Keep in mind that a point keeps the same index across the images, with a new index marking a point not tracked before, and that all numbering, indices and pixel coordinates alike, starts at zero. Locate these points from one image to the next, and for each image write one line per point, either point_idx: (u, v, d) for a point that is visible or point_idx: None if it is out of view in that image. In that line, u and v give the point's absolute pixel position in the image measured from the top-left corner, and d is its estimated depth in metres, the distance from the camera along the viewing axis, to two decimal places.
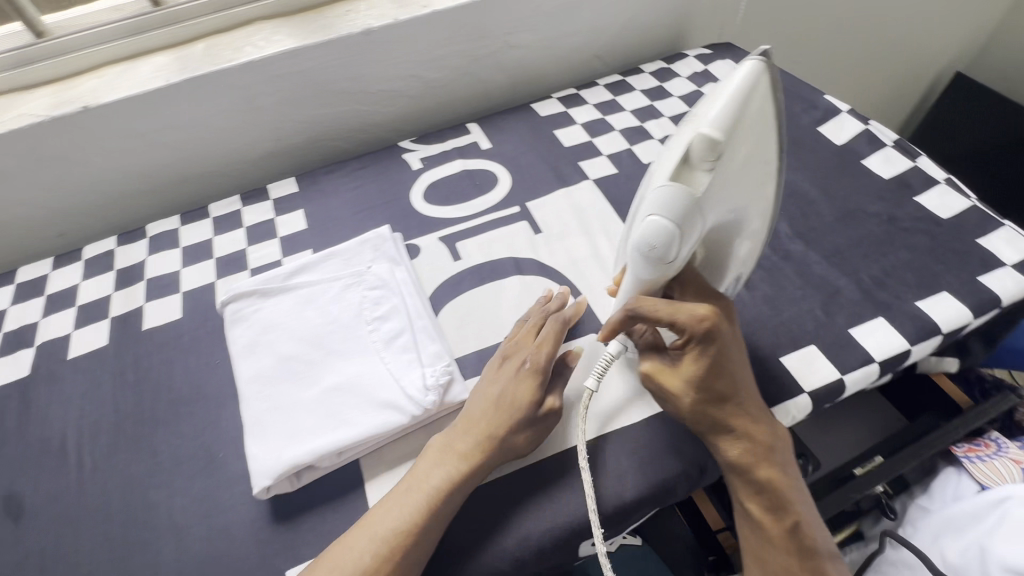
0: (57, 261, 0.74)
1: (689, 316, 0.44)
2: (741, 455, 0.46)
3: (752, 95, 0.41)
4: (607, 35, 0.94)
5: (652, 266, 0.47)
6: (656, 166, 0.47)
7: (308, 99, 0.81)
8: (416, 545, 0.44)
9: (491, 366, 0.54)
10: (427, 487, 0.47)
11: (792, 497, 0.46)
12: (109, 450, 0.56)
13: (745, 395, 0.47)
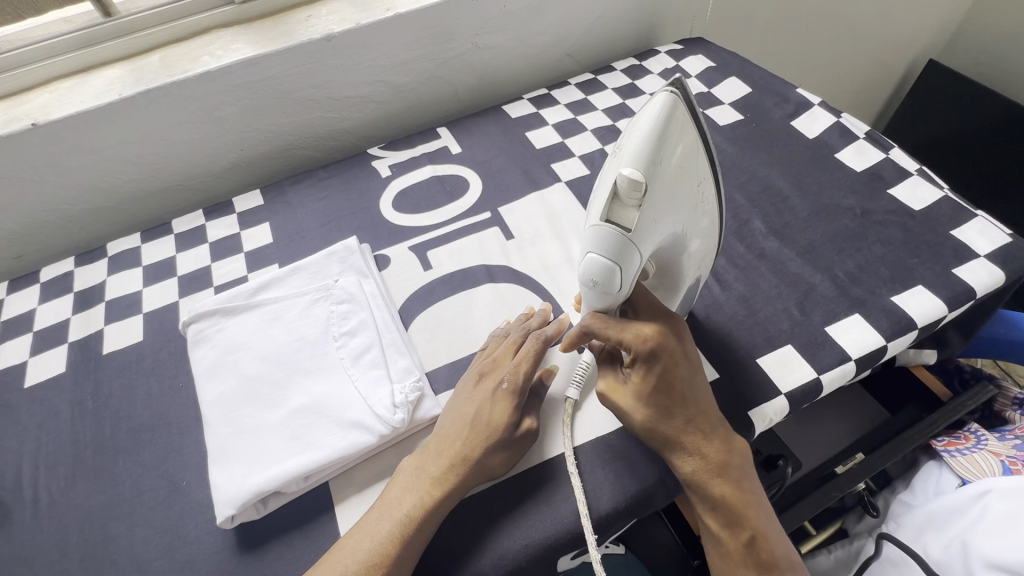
0: (13, 285, 0.72)
1: (634, 335, 0.45)
2: (693, 472, 0.45)
3: (672, 124, 0.39)
4: (577, 32, 0.92)
5: (600, 298, 0.44)
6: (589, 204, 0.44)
7: (271, 108, 0.79)
8: None
9: (465, 383, 0.53)
10: (399, 514, 0.45)
11: (750, 513, 0.45)
12: (67, 483, 0.54)
13: (695, 410, 0.46)
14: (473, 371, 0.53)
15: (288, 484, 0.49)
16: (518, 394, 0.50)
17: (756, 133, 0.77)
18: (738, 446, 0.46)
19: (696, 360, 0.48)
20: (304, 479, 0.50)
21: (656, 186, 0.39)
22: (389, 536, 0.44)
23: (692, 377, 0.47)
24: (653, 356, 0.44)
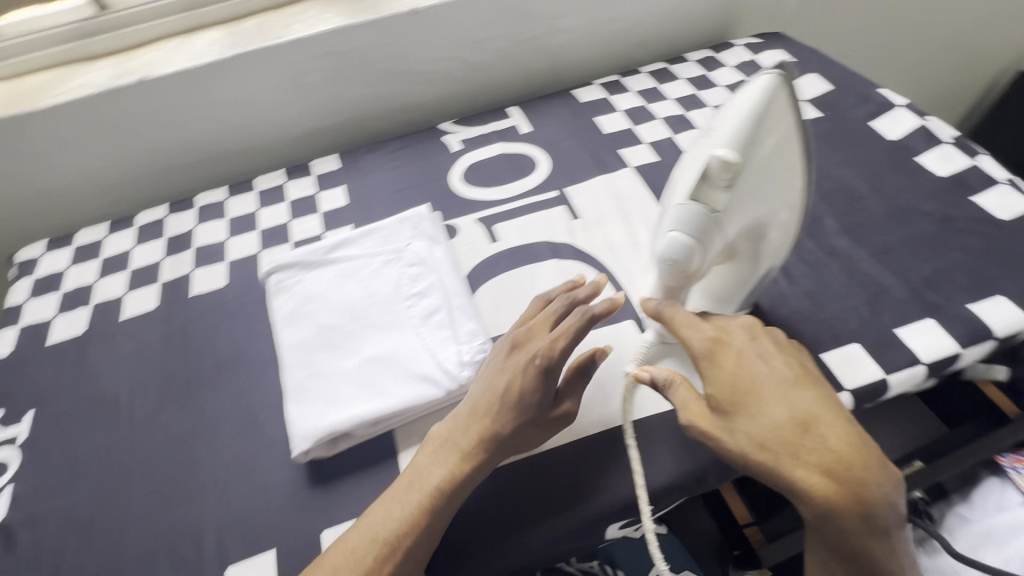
0: (112, 227, 0.78)
1: (699, 335, 0.45)
2: (821, 504, 0.38)
3: (769, 113, 0.39)
4: (654, 20, 0.92)
5: (674, 278, 0.45)
6: (673, 183, 0.44)
7: (353, 78, 0.82)
8: (417, 545, 0.44)
9: (498, 353, 0.51)
10: (428, 486, 0.46)
11: (881, 550, 0.39)
12: (157, 408, 0.58)
13: (810, 431, 0.40)
14: (507, 342, 0.52)
15: (358, 426, 0.52)
16: (552, 372, 0.48)
17: (833, 132, 0.76)
18: (880, 475, 0.39)
19: (786, 366, 0.43)
20: (372, 425, 0.53)
21: (747, 171, 0.39)
22: (415, 513, 0.45)
23: (792, 389, 0.42)
24: (713, 364, 0.43)
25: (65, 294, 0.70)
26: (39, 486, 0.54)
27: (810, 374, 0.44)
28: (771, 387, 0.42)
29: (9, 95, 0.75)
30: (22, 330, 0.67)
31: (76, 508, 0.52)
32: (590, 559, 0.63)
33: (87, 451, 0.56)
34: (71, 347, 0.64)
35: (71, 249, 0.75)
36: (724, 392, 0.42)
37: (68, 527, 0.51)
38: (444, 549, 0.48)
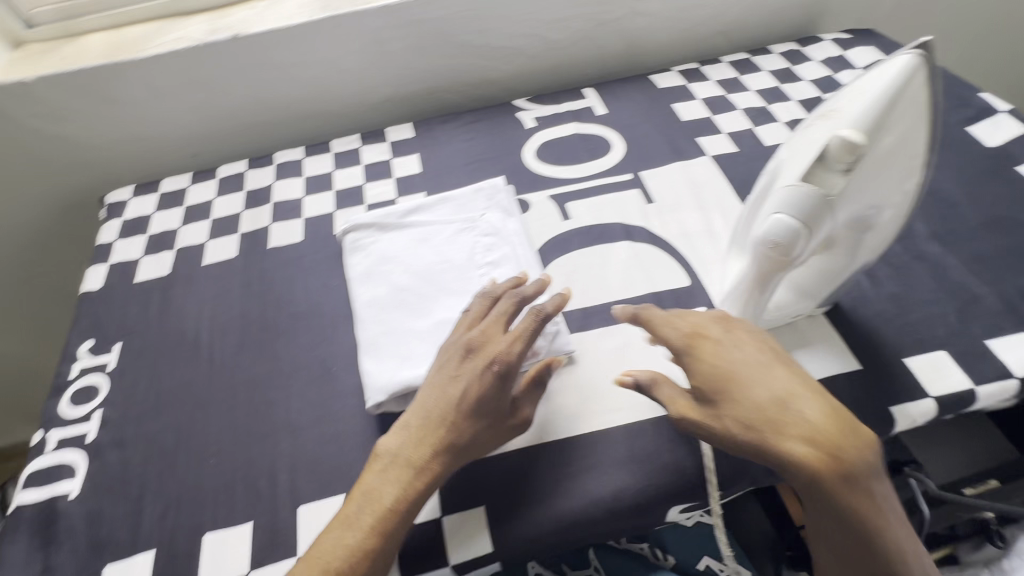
0: (195, 177, 0.81)
1: (677, 331, 0.47)
2: (811, 474, 0.39)
3: (901, 97, 0.38)
4: (738, 9, 0.90)
5: (772, 264, 0.44)
6: (780, 164, 0.43)
7: (433, 48, 0.83)
8: (378, 563, 0.43)
9: (448, 357, 0.49)
10: (383, 505, 0.44)
11: (877, 513, 0.40)
12: (236, 350, 0.61)
13: (787, 407, 0.41)
14: (458, 345, 0.49)
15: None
16: (507, 378, 0.47)
17: None
18: (863, 441, 0.40)
19: (760, 349, 0.45)
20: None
21: (868, 156, 0.38)
22: (382, 518, 0.44)
23: (768, 369, 0.43)
24: (690, 355, 0.45)
25: (151, 237, 0.73)
26: (126, 412, 0.57)
27: (781, 350, 0.45)
28: (749, 370, 0.43)
29: (110, 44, 0.78)
30: (112, 267, 0.70)
31: (159, 435, 0.55)
32: (640, 541, 0.63)
33: (171, 384, 0.58)
34: (157, 286, 0.68)
35: (157, 196, 0.79)
36: (707, 382, 0.43)
37: (153, 452, 0.54)
38: (508, 509, 0.48)
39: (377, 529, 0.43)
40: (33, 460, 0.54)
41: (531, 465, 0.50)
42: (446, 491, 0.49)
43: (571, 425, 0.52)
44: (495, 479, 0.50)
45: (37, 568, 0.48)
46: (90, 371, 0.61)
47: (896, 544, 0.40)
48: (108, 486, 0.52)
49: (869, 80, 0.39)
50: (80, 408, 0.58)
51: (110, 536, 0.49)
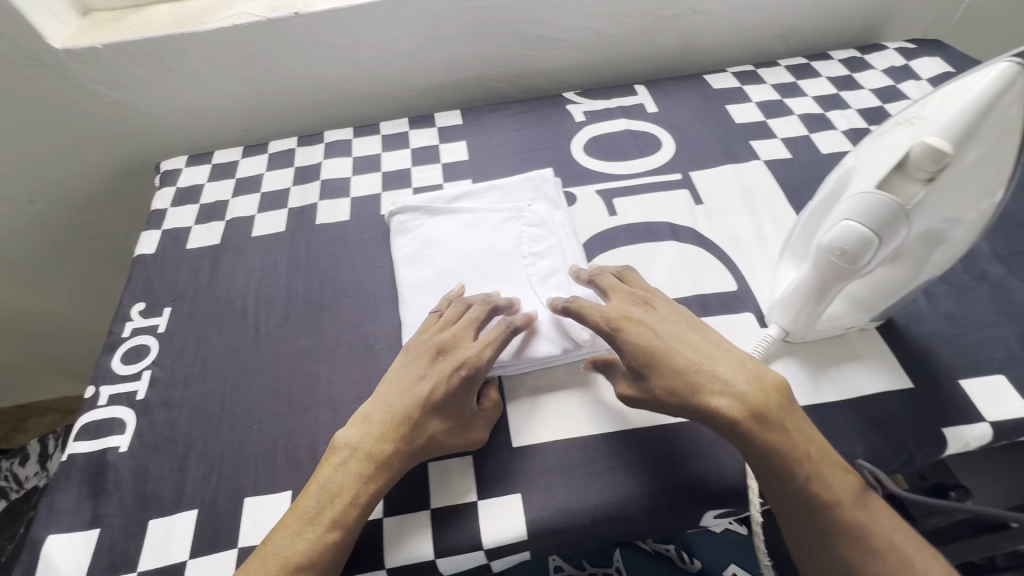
0: (247, 151, 0.82)
1: (599, 314, 0.50)
2: (734, 419, 0.44)
3: (995, 106, 0.37)
4: (800, 13, 0.87)
5: (834, 272, 0.43)
6: (854, 171, 0.43)
7: (487, 36, 0.82)
8: (333, 555, 0.43)
9: (417, 357, 0.51)
10: (342, 496, 0.45)
11: (799, 450, 0.44)
12: (280, 322, 0.62)
13: (699, 367, 0.46)
14: (429, 345, 0.51)
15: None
16: (469, 383, 0.49)
17: None
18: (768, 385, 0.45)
19: (669, 321, 0.50)
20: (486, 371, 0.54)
21: (952, 166, 0.37)
22: (338, 511, 0.44)
23: (682, 338, 0.48)
24: (617, 334, 0.49)
25: (203, 207, 0.75)
26: (174, 374, 0.58)
27: (693, 320, 0.51)
28: (667, 340, 0.48)
29: (173, 16, 0.79)
30: (165, 234, 0.72)
31: (205, 399, 0.56)
32: (666, 542, 0.62)
33: (217, 350, 0.60)
34: (207, 254, 0.69)
35: (209, 167, 0.81)
36: (636, 359, 0.47)
37: (198, 415, 0.55)
38: (544, 499, 0.48)
39: (333, 522, 0.44)
40: (85, 412, 0.56)
41: (572, 457, 0.50)
42: (482, 476, 0.49)
43: (610, 421, 0.52)
44: (533, 469, 0.50)
45: (86, 517, 0.50)
46: (142, 332, 0.63)
47: (825, 479, 0.43)
48: (156, 443, 0.53)
49: (961, 89, 0.38)
50: (130, 366, 0.60)
51: (155, 492, 0.51)
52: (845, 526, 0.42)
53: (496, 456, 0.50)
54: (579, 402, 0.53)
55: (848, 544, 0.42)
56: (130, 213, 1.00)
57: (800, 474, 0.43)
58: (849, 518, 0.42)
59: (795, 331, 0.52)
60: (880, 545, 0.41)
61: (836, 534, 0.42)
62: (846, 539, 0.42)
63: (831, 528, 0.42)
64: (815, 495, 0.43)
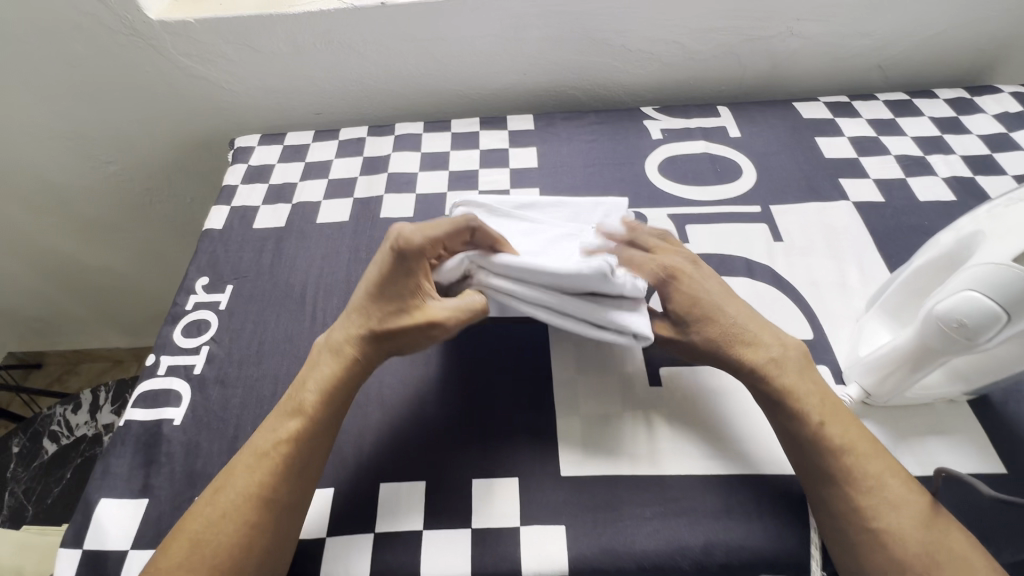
0: (318, 135, 0.83)
1: (654, 269, 0.52)
2: (757, 366, 0.48)
3: None
4: (907, 45, 0.81)
5: (943, 343, 0.39)
6: (991, 238, 0.39)
7: (570, 42, 0.80)
8: (306, 450, 0.46)
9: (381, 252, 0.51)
10: (308, 398, 0.47)
11: (810, 398, 0.46)
12: (337, 312, 0.61)
13: (733, 322, 0.50)
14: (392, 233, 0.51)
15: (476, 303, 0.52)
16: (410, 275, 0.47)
17: None
18: (789, 344, 0.49)
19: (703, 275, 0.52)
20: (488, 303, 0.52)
21: None
22: (318, 403, 0.47)
23: (728, 295, 0.52)
24: (668, 284, 0.51)
25: (271, 187, 0.76)
26: (231, 352, 0.59)
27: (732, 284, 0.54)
28: (711, 293, 0.51)
29: None
30: (233, 210, 0.73)
31: (259, 383, 0.56)
32: None
33: (274, 334, 0.60)
34: (272, 235, 0.70)
35: (280, 147, 0.82)
36: (681, 309, 0.50)
37: (250, 398, 0.55)
38: (589, 536, 0.46)
39: (310, 414, 0.47)
40: (144, 380, 0.58)
41: (623, 493, 0.48)
42: (527, 501, 0.48)
43: (663, 462, 0.49)
44: (579, 502, 0.48)
45: (136, 486, 0.51)
46: (203, 306, 0.64)
47: (838, 429, 0.45)
48: (208, 421, 0.54)
49: None
50: (191, 340, 0.61)
51: (204, 470, 0.51)
52: (853, 473, 0.43)
53: (543, 483, 0.49)
54: (633, 439, 0.51)
55: (862, 494, 0.42)
56: (197, 182, 1.03)
57: (812, 420, 0.45)
58: (855, 463, 0.43)
59: (880, 395, 0.48)
60: (892, 498, 0.42)
61: (847, 483, 0.43)
62: (858, 487, 0.43)
63: (843, 477, 0.43)
64: (825, 443, 0.44)
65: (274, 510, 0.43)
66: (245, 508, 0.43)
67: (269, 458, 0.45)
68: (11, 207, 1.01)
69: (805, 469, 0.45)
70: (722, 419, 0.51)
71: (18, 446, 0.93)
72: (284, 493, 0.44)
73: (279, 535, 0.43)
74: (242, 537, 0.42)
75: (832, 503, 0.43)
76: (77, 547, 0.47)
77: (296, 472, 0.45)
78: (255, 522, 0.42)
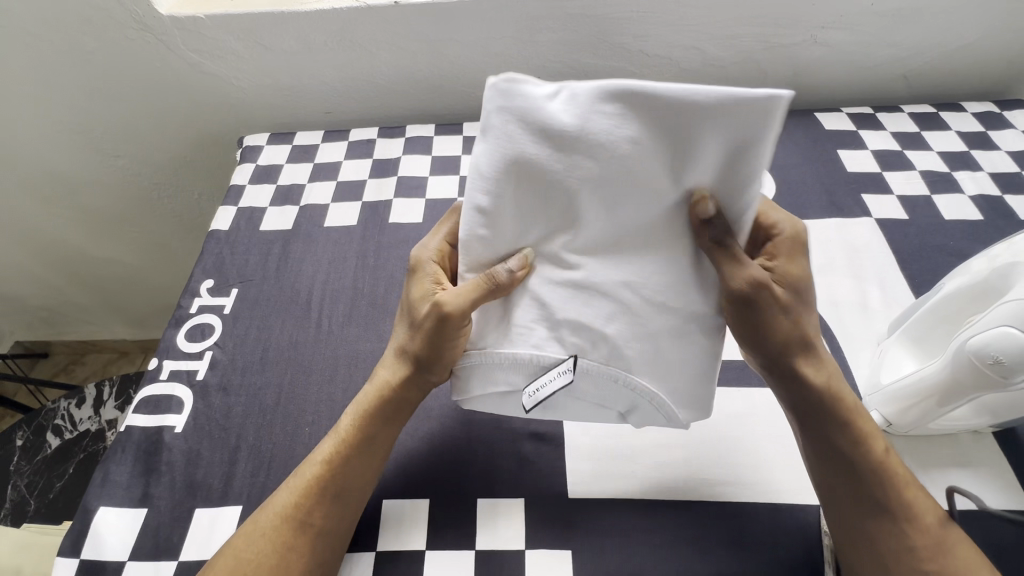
0: (327, 136, 0.81)
1: (786, 220, 0.43)
2: (828, 389, 0.43)
3: None
4: (934, 55, 0.79)
5: (974, 377, 0.40)
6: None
7: (586, 45, 0.78)
8: (333, 480, 0.45)
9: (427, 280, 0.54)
10: (344, 424, 0.48)
11: (873, 427, 0.44)
12: (343, 320, 0.60)
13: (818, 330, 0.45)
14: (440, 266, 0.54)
15: (554, 112, 0.36)
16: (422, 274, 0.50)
17: None
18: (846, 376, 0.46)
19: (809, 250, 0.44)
20: (554, 137, 0.37)
21: None
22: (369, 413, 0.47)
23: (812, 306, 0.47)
24: (803, 236, 0.43)
25: (279, 188, 0.75)
26: (234, 358, 0.58)
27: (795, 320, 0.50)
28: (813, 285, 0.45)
29: None
30: (240, 211, 0.72)
31: (262, 391, 0.55)
32: None
33: (278, 341, 0.59)
34: (278, 238, 0.69)
35: (289, 147, 0.80)
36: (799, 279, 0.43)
37: (252, 406, 0.54)
38: (597, 561, 0.44)
39: (347, 439, 0.47)
40: (146, 385, 0.57)
41: (632, 516, 0.46)
42: (533, 524, 0.46)
43: (672, 486, 0.48)
44: (587, 527, 0.46)
45: (136, 494, 0.50)
46: (207, 310, 0.63)
47: (896, 463, 0.43)
48: (210, 429, 0.53)
49: None
50: (194, 344, 0.60)
51: (204, 481, 0.50)
52: (894, 532, 0.41)
53: (549, 504, 0.47)
54: (642, 461, 0.49)
55: (915, 532, 0.41)
56: (205, 178, 1.02)
57: (880, 449, 0.43)
58: (902, 520, 0.41)
59: (900, 425, 0.47)
60: (941, 537, 0.41)
61: (883, 543, 0.41)
62: (914, 524, 0.41)
63: (880, 538, 0.41)
64: (887, 475, 0.42)
65: (305, 536, 0.43)
66: (283, 528, 0.43)
67: (305, 483, 0.45)
68: (20, 198, 1.00)
69: (856, 501, 0.42)
70: (733, 446, 0.50)
71: (23, 440, 0.92)
72: (317, 519, 0.44)
73: (310, 562, 0.43)
74: (277, 560, 0.42)
75: (882, 543, 0.41)
76: (74, 556, 0.46)
77: (327, 499, 0.44)
78: (287, 543, 0.43)
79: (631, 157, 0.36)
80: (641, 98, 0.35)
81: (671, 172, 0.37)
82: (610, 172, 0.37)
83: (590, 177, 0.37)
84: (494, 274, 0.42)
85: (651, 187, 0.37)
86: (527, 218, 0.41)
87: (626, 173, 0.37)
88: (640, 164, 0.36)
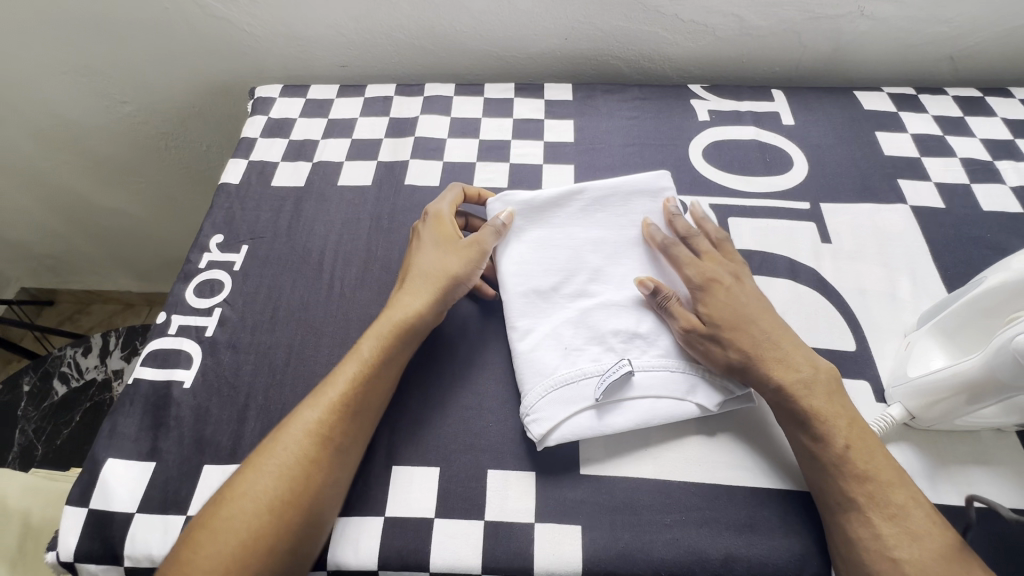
0: (342, 91, 0.78)
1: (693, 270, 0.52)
2: (792, 382, 0.45)
3: None
4: (987, 35, 0.74)
5: (1016, 375, 0.39)
6: None
7: (618, 7, 0.74)
8: (354, 413, 0.46)
9: None
10: (360, 358, 0.48)
11: (838, 420, 0.44)
12: (356, 283, 0.59)
13: (776, 343, 0.47)
14: None
15: (546, 207, 0.58)
16: (417, 243, 0.56)
17: None
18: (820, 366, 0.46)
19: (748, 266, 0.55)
20: (553, 224, 0.58)
21: None
22: (391, 333, 0.49)
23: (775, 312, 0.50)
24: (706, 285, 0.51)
25: (292, 143, 0.72)
26: (244, 316, 0.57)
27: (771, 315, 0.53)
28: (757, 307, 0.50)
29: None
30: (251, 165, 0.70)
31: (272, 351, 0.54)
32: None
33: (288, 301, 0.58)
34: (290, 196, 0.67)
35: (303, 100, 0.77)
36: (723, 303, 0.49)
37: (262, 366, 0.53)
38: (606, 537, 0.44)
39: (370, 361, 0.48)
40: (153, 338, 0.56)
41: (644, 495, 0.46)
42: (543, 495, 0.46)
43: (688, 469, 0.47)
44: (598, 502, 0.46)
45: (144, 448, 0.49)
46: (217, 266, 0.61)
47: (866, 455, 0.42)
48: (220, 386, 0.52)
49: None
50: (203, 301, 0.59)
51: (212, 438, 0.50)
52: (868, 520, 0.40)
53: (560, 478, 0.47)
54: (659, 441, 0.48)
55: (883, 519, 0.40)
56: (213, 129, 0.99)
57: (840, 442, 0.43)
58: (875, 507, 0.41)
59: (924, 419, 0.46)
60: (914, 527, 0.39)
61: (861, 531, 0.40)
62: (880, 514, 0.40)
63: (860, 530, 0.40)
64: (849, 467, 0.42)
65: (326, 454, 0.44)
66: (306, 444, 0.44)
67: (330, 402, 0.46)
68: (25, 141, 0.98)
69: (824, 492, 0.43)
70: (751, 432, 0.49)
71: (29, 385, 0.91)
72: (338, 436, 0.45)
73: (325, 477, 0.44)
74: (299, 476, 0.43)
75: (848, 529, 0.41)
76: (83, 505, 0.46)
77: (350, 417, 0.46)
78: (313, 458, 0.44)
79: (605, 223, 0.58)
80: (595, 191, 0.59)
81: (633, 222, 0.58)
82: (596, 236, 0.57)
83: (582, 238, 0.57)
84: (496, 224, 0.55)
85: (621, 235, 0.57)
86: (548, 269, 0.55)
87: (605, 234, 0.57)
88: (608, 222, 0.58)
